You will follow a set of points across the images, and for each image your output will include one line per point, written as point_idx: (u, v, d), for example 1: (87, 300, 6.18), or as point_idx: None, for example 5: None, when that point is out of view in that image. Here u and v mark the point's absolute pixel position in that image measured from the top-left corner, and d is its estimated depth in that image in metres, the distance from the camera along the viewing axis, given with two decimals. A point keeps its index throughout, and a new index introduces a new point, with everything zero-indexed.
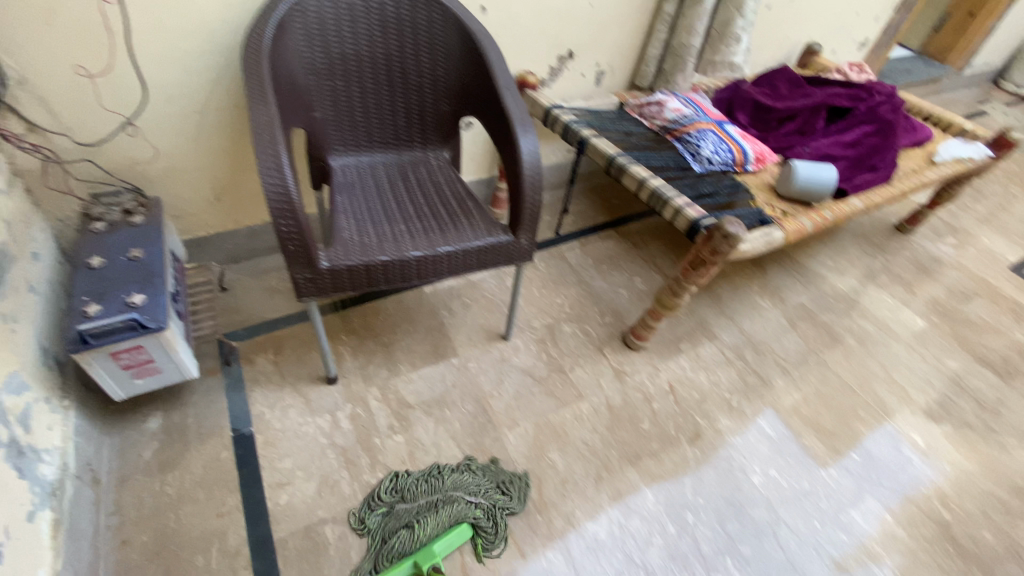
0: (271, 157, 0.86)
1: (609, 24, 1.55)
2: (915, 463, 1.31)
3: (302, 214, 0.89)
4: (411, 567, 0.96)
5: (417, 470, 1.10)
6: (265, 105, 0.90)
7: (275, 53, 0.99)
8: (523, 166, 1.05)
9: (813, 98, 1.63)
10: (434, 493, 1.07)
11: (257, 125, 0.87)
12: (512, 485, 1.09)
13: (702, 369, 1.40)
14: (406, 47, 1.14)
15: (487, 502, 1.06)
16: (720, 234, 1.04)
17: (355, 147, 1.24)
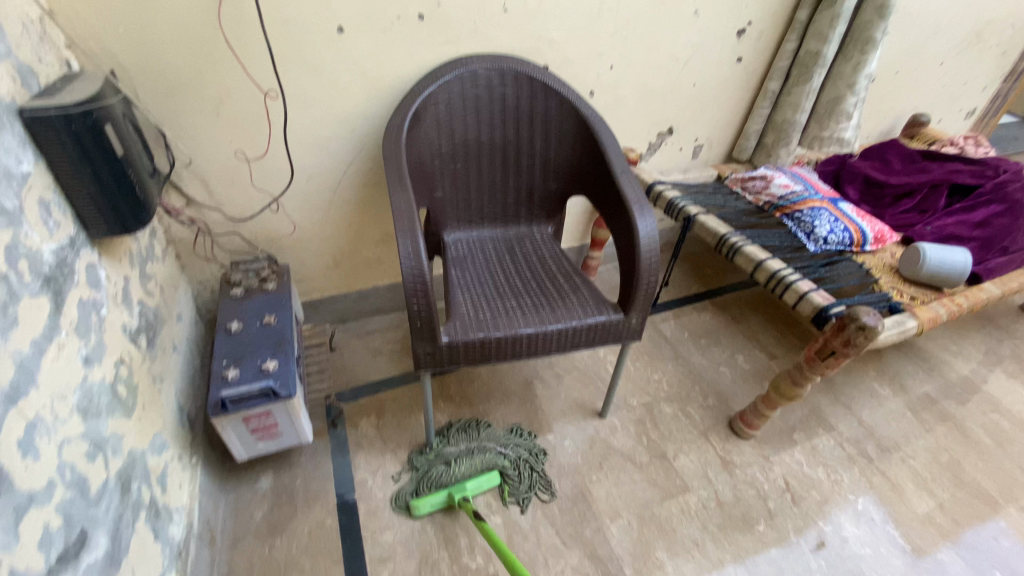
0: (409, 241, 0.91)
1: (710, 101, 1.56)
2: None
3: (432, 295, 0.92)
4: (446, 497, 1.11)
5: (459, 422, 1.29)
6: (404, 193, 0.96)
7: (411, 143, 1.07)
8: (640, 248, 1.05)
9: (931, 174, 1.54)
10: (471, 442, 1.24)
11: (397, 211, 0.93)
12: (538, 444, 1.26)
13: (820, 465, 1.29)
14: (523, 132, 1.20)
15: (515, 455, 1.22)
16: (855, 325, 0.98)
17: (467, 224, 1.29)
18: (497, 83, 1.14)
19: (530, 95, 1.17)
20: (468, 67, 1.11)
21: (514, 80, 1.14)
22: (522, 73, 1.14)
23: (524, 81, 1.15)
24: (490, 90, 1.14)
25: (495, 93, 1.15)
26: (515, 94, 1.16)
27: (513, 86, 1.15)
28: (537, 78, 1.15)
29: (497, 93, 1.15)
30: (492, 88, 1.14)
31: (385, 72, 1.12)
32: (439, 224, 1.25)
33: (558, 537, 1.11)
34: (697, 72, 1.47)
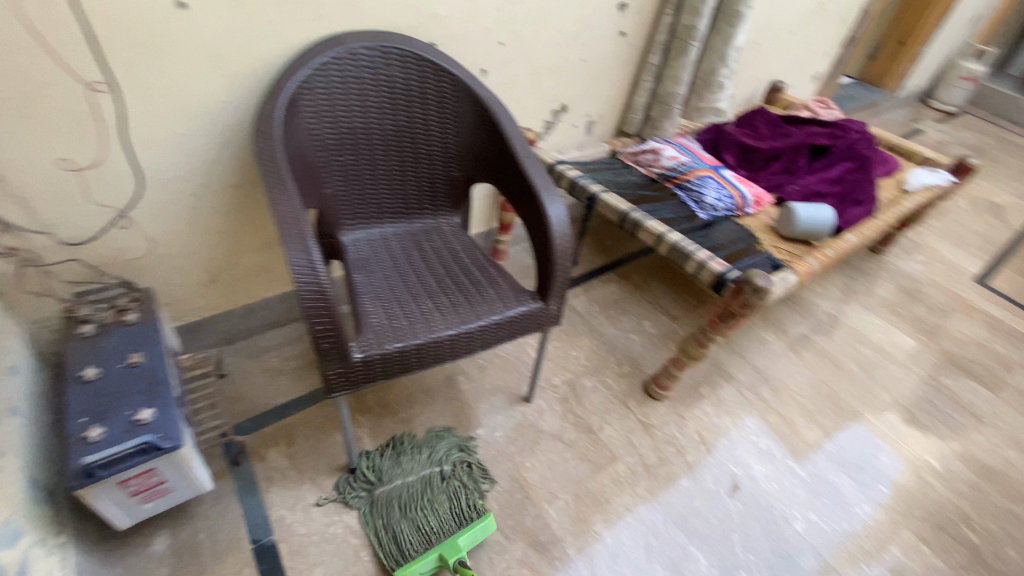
0: (297, 251, 0.79)
1: (599, 76, 1.57)
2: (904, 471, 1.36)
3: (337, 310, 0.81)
4: (437, 560, 0.99)
5: (377, 454, 1.15)
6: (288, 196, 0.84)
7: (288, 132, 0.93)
8: (553, 234, 1.03)
9: (793, 138, 1.70)
10: (416, 478, 1.12)
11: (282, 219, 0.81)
12: (462, 440, 1.21)
13: (725, 413, 1.40)
14: (415, 116, 1.11)
15: (450, 462, 1.16)
16: (749, 288, 1.05)
17: (365, 221, 1.18)
18: (381, 63, 1.03)
19: (419, 76, 1.07)
20: (345, 44, 0.99)
21: (400, 58, 1.04)
22: (408, 51, 1.05)
23: (410, 60, 1.05)
24: (374, 70, 1.03)
25: (380, 73, 1.04)
26: (402, 74, 1.06)
27: (399, 65, 1.05)
28: (424, 57, 1.06)
29: (382, 74, 1.04)
30: (376, 68, 1.03)
31: (245, 54, 0.96)
32: (334, 224, 1.13)
33: (500, 533, 1.09)
34: (585, 46, 1.46)
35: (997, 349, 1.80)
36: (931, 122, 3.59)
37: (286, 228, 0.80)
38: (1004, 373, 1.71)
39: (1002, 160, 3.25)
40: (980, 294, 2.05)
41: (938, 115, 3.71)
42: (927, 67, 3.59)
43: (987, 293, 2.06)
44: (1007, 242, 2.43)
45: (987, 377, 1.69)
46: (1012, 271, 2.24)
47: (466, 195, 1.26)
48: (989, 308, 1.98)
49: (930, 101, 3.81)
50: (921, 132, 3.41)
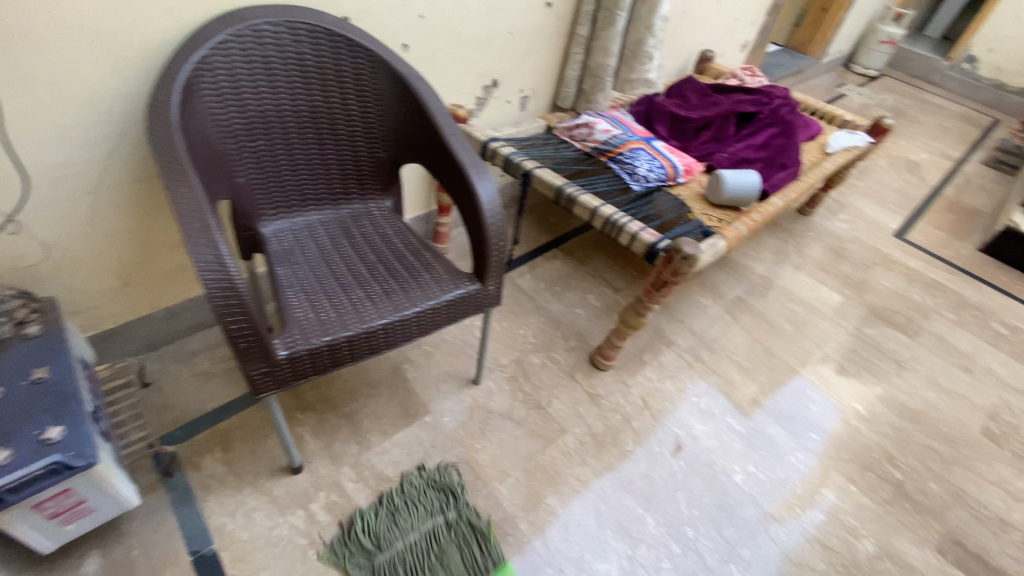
0: (201, 246, 0.74)
1: (528, 49, 1.55)
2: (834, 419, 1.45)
3: (252, 307, 0.77)
4: None
5: (363, 519, 1.05)
6: (189, 186, 0.78)
7: (185, 117, 0.86)
8: (483, 213, 1.01)
9: (721, 106, 1.74)
10: (416, 535, 1.04)
11: (182, 212, 0.75)
12: (453, 481, 1.13)
13: (668, 378, 1.44)
14: (331, 96, 1.06)
15: (451, 512, 1.09)
16: (678, 256, 1.08)
17: (287, 210, 1.12)
18: (288, 39, 0.96)
19: (332, 52, 1.02)
20: (245, 19, 0.92)
21: (309, 33, 0.98)
22: (318, 25, 0.98)
23: (321, 35, 0.99)
24: (281, 47, 0.96)
25: (287, 50, 0.97)
26: (313, 51, 1.00)
27: (309, 41, 0.99)
28: (336, 32, 1.00)
29: (289, 51, 0.97)
30: (283, 44, 0.96)
31: (133, 34, 0.88)
32: (251, 215, 1.06)
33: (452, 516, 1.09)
34: (511, 19, 1.43)
35: (913, 298, 1.94)
36: (853, 85, 3.77)
37: (187, 222, 0.74)
38: (920, 320, 1.85)
39: (917, 120, 3.45)
40: (898, 248, 2.19)
41: (860, 79, 3.90)
42: (849, 33, 3.75)
43: (904, 246, 2.21)
44: (922, 197, 2.60)
45: (905, 324, 1.81)
46: (927, 224, 2.40)
47: (396, 177, 1.22)
48: (906, 260, 2.12)
49: (852, 66, 3.99)
50: (845, 96, 3.58)
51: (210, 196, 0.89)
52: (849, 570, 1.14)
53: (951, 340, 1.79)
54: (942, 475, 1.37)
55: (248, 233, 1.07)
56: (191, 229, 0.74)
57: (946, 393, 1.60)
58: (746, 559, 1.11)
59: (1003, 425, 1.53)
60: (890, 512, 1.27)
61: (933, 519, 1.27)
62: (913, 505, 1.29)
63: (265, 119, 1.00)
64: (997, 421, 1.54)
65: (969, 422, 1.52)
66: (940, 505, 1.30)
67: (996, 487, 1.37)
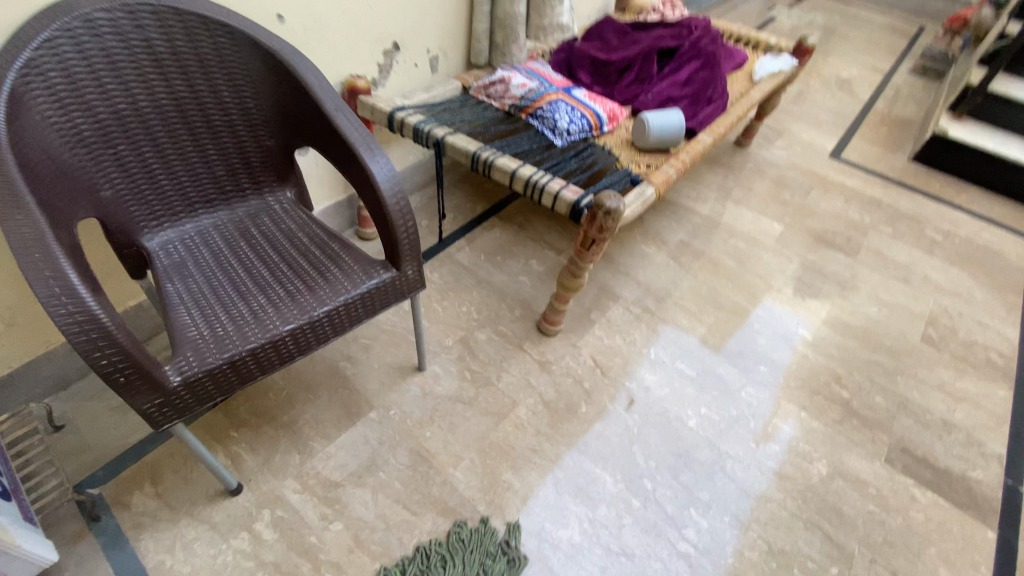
0: (45, 281, 0.65)
1: (427, 5, 1.42)
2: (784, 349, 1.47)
3: (123, 338, 0.70)
4: None
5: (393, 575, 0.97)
6: (22, 212, 0.68)
7: (12, 130, 0.74)
8: (384, 195, 0.94)
9: (641, 44, 1.66)
10: None
11: (16, 243, 0.65)
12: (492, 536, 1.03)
13: (616, 333, 1.41)
14: (195, 84, 0.94)
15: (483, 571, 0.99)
16: (602, 212, 1.03)
17: (171, 217, 1.01)
18: (126, 23, 0.84)
19: (184, 33, 0.90)
20: (67, 5, 0.79)
21: (152, 14, 0.86)
22: (161, 4, 0.86)
23: (167, 15, 0.87)
24: (120, 34, 0.84)
25: (129, 36, 0.85)
26: (161, 34, 0.88)
27: (154, 24, 0.87)
28: (184, 9, 0.89)
29: (132, 37, 0.85)
30: (122, 30, 0.84)
31: None
32: (128, 229, 0.95)
33: (407, 511, 1.06)
34: None
35: (851, 216, 1.96)
36: (783, 7, 3.72)
37: (25, 254, 0.65)
38: (859, 238, 1.87)
39: (846, 36, 3.45)
40: (835, 169, 2.20)
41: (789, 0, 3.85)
42: None
43: (840, 166, 2.22)
44: (855, 114, 2.61)
45: (845, 245, 1.83)
46: (861, 140, 2.42)
47: (293, 165, 1.12)
48: (842, 180, 2.13)
49: None
50: (775, 20, 3.53)
51: (62, 217, 0.78)
52: (805, 495, 1.16)
53: (890, 253, 1.82)
54: (888, 387, 1.41)
55: (128, 250, 0.96)
56: (30, 262, 0.65)
57: (888, 307, 1.63)
58: (705, 502, 1.12)
59: (941, 330, 1.58)
60: (841, 432, 1.30)
61: (881, 432, 1.31)
62: (863, 421, 1.32)
63: (120, 119, 0.89)
64: (936, 327, 1.59)
65: (911, 332, 1.56)
66: (887, 418, 1.34)
67: (938, 391, 1.42)
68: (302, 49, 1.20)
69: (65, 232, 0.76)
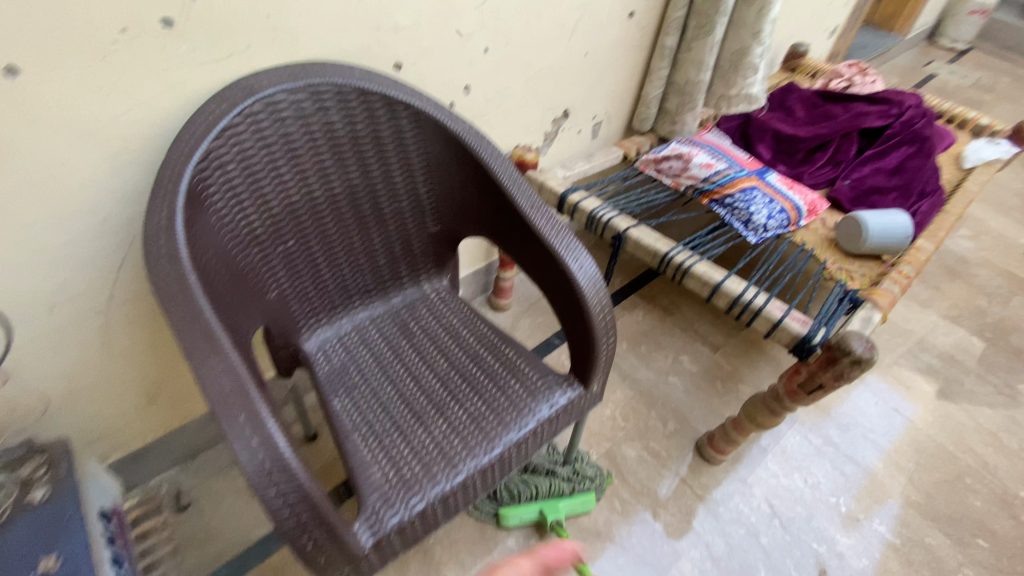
0: (251, 450, 0.53)
1: (604, 70, 1.28)
2: (1008, 519, 1.16)
3: (328, 513, 0.57)
4: (537, 513, 1.03)
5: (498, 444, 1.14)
6: (221, 355, 0.56)
7: (193, 239, 0.64)
8: (590, 308, 0.78)
9: (839, 121, 1.44)
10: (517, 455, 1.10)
11: (219, 402, 0.53)
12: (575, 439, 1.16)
13: (794, 469, 1.20)
14: (369, 167, 0.83)
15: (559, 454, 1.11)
16: (847, 360, 0.81)
17: (330, 312, 0.90)
18: (309, 106, 0.73)
19: (365, 115, 0.78)
20: (253, 89, 0.69)
21: (335, 95, 0.75)
22: (344, 83, 0.75)
23: (350, 95, 0.76)
24: (302, 118, 0.73)
25: (310, 121, 0.74)
26: (342, 116, 0.77)
27: (336, 106, 0.75)
28: (368, 88, 0.76)
29: (313, 121, 0.74)
30: (303, 115, 0.73)
31: (127, 122, 0.66)
32: (290, 331, 0.84)
33: None
34: (587, 37, 1.18)
35: None
36: (943, 62, 3.31)
37: (229, 415, 0.53)
38: None
39: (1022, 102, 3.00)
40: None
41: (949, 53, 3.41)
42: (937, 4, 3.28)
43: None
44: None
45: None
46: None
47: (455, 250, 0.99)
48: None
49: (938, 39, 3.49)
50: (936, 76, 3.14)
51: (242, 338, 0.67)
52: None
53: None
54: None
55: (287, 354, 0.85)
56: (233, 424, 0.52)
57: None
58: None
59: None
60: None
61: None
62: None
63: (293, 211, 0.78)
64: None
65: None
66: None
67: None
68: (479, 119, 1.11)
69: (250, 358, 0.65)
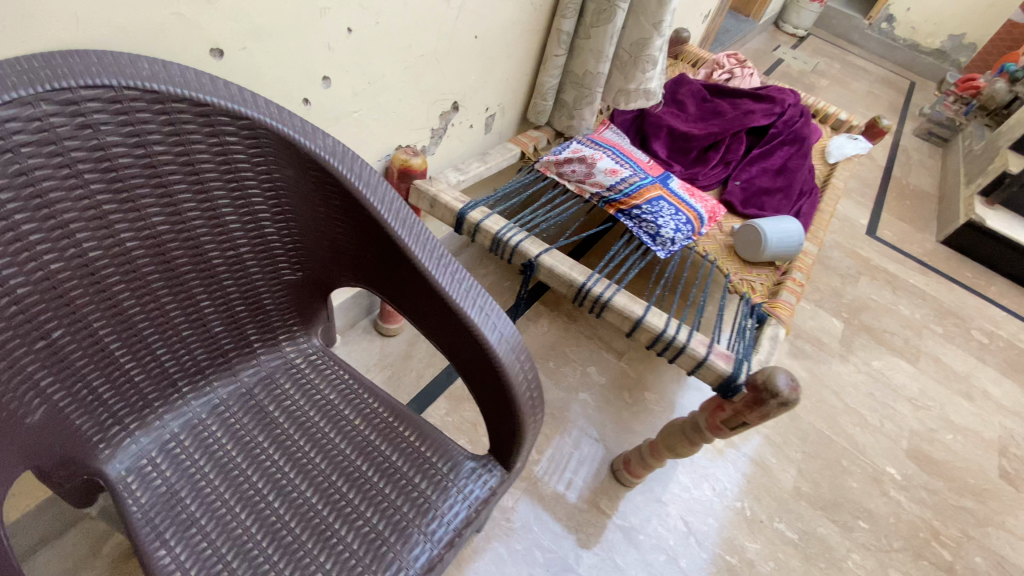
0: None
1: (496, 56, 1.10)
2: (876, 496, 1.29)
3: None
4: None
5: None
6: None
7: None
8: (513, 388, 0.61)
9: (729, 118, 1.43)
10: None
11: None
12: None
13: (704, 479, 1.20)
14: (180, 209, 0.57)
15: None
16: (775, 402, 0.75)
17: (143, 413, 0.64)
18: (62, 126, 0.45)
19: (167, 133, 0.52)
20: None
21: (110, 105, 0.47)
22: (124, 86, 0.47)
23: (136, 105, 0.48)
24: (52, 145, 0.45)
25: (66, 149, 0.46)
26: (127, 138, 0.50)
27: (115, 122, 0.48)
28: (169, 94, 0.50)
29: (74, 149, 0.47)
30: (53, 139, 0.45)
31: None
32: (75, 453, 0.58)
33: None
34: (476, 17, 0.98)
35: (902, 311, 1.84)
36: (788, 48, 3.61)
37: None
38: (916, 340, 1.75)
39: (850, 87, 3.38)
40: (875, 250, 2.09)
41: (792, 39, 3.73)
42: None
43: (879, 247, 2.11)
44: (878, 181, 2.49)
45: (905, 348, 1.70)
46: (892, 215, 2.31)
47: (324, 299, 0.76)
48: (885, 265, 2.03)
49: (783, 25, 3.80)
50: (784, 62, 3.42)
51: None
52: None
53: (947, 360, 1.71)
54: (983, 542, 1.28)
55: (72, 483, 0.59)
56: None
57: (962, 433, 1.50)
58: None
59: (1015, 462, 1.48)
60: None
61: None
62: None
63: (56, 289, 0.50)
64: (1009, 458, 1.48)
65: (988, 465, 1.45)
66: None
67: None
68: (347, 118, 0.87)
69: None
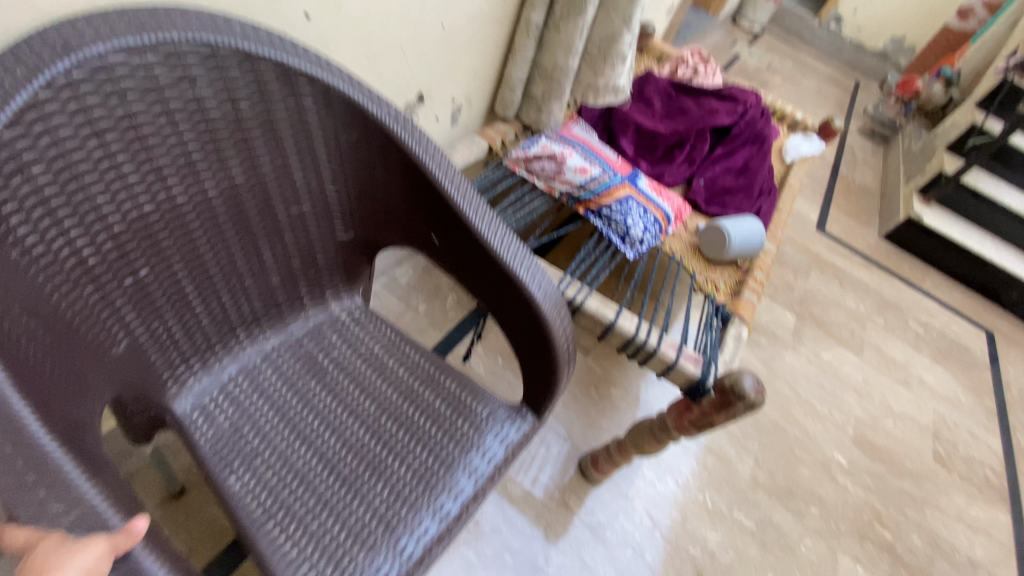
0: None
1: (463, 46, 1.06)
2: (826, 483, 1.36)
3: None
4: None
5: None
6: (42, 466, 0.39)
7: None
8: (553, 336, 0.67)
9: (693, 117, 1.45)
10: None
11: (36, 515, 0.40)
12: None
13: (668, 474, 1.23)
14: (258, 162, 0.63)
15: None
16: (741, 406, 0.76)
17: (205, 355, 0.70)
18: (162, 73, 0.50)
19: (253, 91, 0.57)
20: (69, 45, 0.44)
21: (205, 59, 0.52)
22: (219, 44, 0.52)
23: (228, 61, 0.54)
24: (154, 92, 0.51)
25: (164, 95, 0.52)
26: (217, 92, 0.55)
27: (207, 78, 0.54)
28: (258, 54, 0.55)
29: (171, 98, 0.52)
30: (154, 87, 0.51)
31: None
32: (150, 390, 0.64)
33: None
34: (443, 5, 0.93)
35: (848, 304, 1.94)
36: (744, 44, 3.69)
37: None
38: (861, 332, 1.84)
39: (801, 85, 3.50)
40: (824, 245, 2.18)
41: (747, 36, 3.81)
42: None
43: (828, 242, 2.21)
44: (827, 178, 2.60)
45: (851, 339, 1.80)
46: (840, 212, 2.42)
47: (368, 259, 0.81)
48: (833, 260, 2.12)
49: (739, 20, 3.87)
50: (740, 58, 3.50)
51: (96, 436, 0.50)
52: None
53: (887, 350, 1.82)
54: (919, 522, 1.38)
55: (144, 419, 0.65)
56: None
57: (900, 419, 1.60)
58: None
59: (947, 445, 1.59)
60: None
61: None
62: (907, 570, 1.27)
63: (146, 228, 0.57)
64: (942, 442, 1.60)
65: (923, 449, 1.55)
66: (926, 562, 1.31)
67: (955, 520, 1.42)
68: None
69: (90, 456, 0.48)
